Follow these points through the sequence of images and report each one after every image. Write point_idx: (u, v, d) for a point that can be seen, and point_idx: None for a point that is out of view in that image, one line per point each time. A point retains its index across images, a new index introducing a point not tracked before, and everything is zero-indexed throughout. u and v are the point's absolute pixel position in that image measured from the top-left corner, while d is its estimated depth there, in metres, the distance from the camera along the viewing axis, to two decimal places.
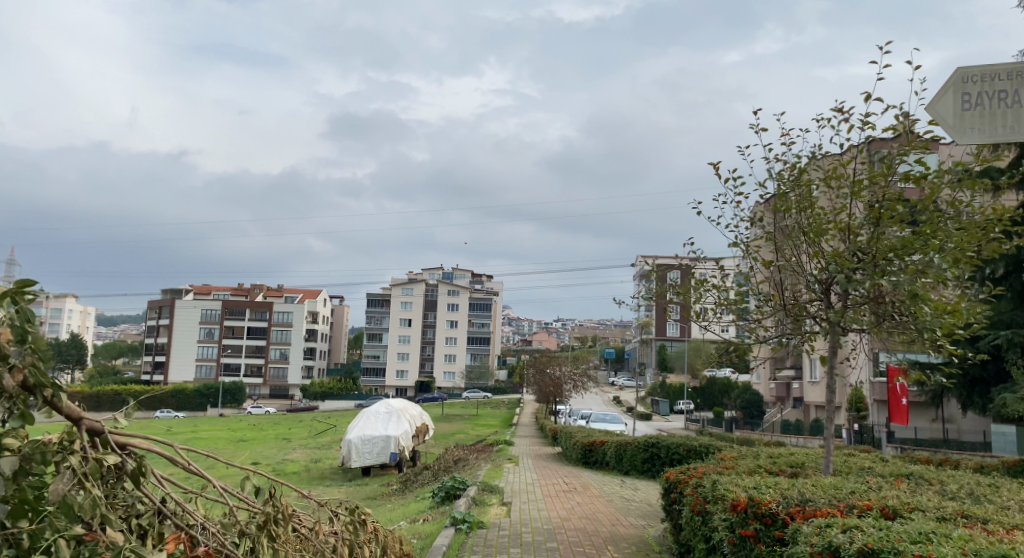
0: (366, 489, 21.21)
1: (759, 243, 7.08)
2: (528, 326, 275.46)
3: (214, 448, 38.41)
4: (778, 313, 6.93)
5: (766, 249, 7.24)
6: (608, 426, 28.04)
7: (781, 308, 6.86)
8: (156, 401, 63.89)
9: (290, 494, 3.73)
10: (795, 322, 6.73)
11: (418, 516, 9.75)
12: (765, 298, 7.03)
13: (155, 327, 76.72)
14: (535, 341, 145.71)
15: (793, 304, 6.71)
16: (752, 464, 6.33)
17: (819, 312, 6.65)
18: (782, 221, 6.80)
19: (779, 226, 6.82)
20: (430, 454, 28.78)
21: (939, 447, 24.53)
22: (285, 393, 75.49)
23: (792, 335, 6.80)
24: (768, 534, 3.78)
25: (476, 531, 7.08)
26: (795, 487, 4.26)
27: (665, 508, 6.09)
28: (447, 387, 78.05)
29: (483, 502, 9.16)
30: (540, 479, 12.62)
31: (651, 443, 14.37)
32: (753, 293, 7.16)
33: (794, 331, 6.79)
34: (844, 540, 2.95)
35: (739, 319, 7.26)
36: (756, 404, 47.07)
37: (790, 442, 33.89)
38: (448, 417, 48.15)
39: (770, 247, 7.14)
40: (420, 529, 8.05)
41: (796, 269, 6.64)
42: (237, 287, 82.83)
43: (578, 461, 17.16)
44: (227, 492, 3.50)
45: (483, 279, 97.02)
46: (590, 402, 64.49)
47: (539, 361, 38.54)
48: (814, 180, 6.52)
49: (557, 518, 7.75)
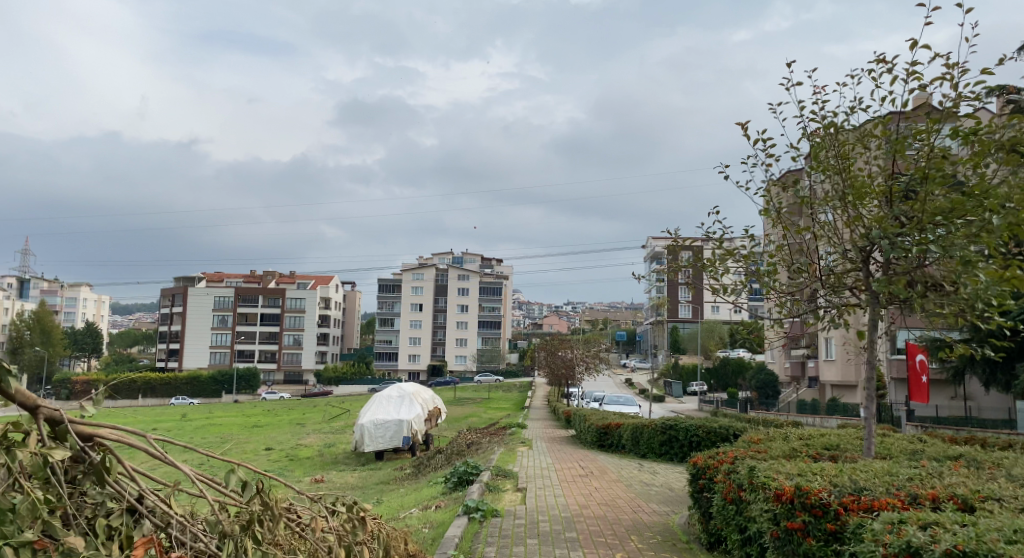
0: (379, 474, 21.03)
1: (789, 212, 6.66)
2: (539, 309, 275.25)
3: (229, 433, 38.52)
4: (811, 284, 6.50)
5: (800, 216, 6.75)
6: (622, 408, 27.68)
7: (815, 280, 6.41)
8: (171, 388, 64.03)
9: (280, 490, 3.34)
10: (831, 294, 6.29)
11: (429, 503, 9.39)
12: (800, 270, 6.56)
13: (169, 315, 77.16)
14: (546, 325, 145.59)
15: (827, 273, 6.29)
16: (789, 445, 5.96)
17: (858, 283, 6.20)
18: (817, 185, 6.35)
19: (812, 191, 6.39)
20: (443, 438, 28.57)
21: (960, 425, 23.98)
22: (299, 378, 75.70)
23: (828, 308, 6.34)
24: (824, 525, 3.34)
25: (490, 520, 6.71)
26: (844, 472, 3.85)
27: (692, 495, 5.71)
28: (459, 371, 77.99)
29: (497, 487, 8.79)
30: (556, 464, 12.21)
31: (669, 425, 13.96)
32: (787, 265, 6.69)
33: (830, 303, 6.33)
34: (926, 539, 2.56)
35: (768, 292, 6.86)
36: (772, 384, 44.87)
37: (806, 422, 33.40)
38: (460, 401, 47.99)
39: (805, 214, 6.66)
40: (433, 517, 7.67)
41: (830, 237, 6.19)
42: (249, 274, 83.06)
43: (592, 444, 16.77)
44: (208, 480, 3.18)
45: (493, 263, 96.76)
46: (602, 385, 64.25)
47: (551, 344, 38.15)
48: (852, 140, 6.06)
49: (575, 505, 7.35)
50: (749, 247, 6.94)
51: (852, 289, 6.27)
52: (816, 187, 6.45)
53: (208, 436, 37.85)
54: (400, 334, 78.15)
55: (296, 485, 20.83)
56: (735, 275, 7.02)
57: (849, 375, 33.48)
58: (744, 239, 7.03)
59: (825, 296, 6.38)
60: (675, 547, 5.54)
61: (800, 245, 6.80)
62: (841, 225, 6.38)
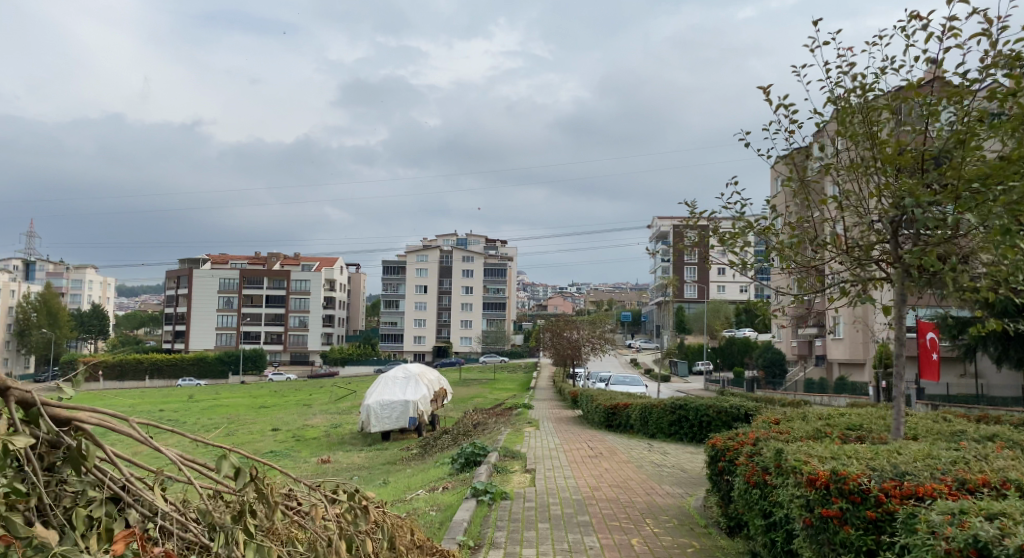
0: (385, 454, 20.98)
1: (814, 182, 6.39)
2: (543, 291, 275.00)
3: (235, 414, 38.63)
4: (836, 256, 6.25)
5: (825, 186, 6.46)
6: (628, 388, 27.55)
7: (842, 252, 6.14)
8: (178, 369, 65.02)
9: (274, 477, 3.10)
10: (857, 267, 6.03)
11: (436, 484, 9.22)
12: (826, 243, 6.29)
13: (174, 297, 77.35)
14: (551, 306, 145.59)
15: (853, 245, 6.03)
16: (811, 426, 5.75)
17: (886, 256, 5.93)
18: (842, 153, 6.08)
19: (837, 159, 6.12)
20: (449, 419, 28.49)
21: (968, 403, 23.83)
22: (305, 359, 75.88)
23: (854, 283, 6.08)
24: (865, 511, 3.09)
25: (499, 502, 6.50)
26: (879, 455, 3.60)
27: (711, 477, 5.48)
28: (464, 351, 78.03)
29: (505, 469, 8.60)
30: (564, 444, 12.01)
31: (679, 405, 13.74)
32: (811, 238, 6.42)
33: (856, 277, 6.06)
34: (991, 534, 2.32)
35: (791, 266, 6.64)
36: (779, 362, 44.45)
37: (814, 401, 33.26)
38: (466, 382, 48.03)
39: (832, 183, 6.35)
40: (440, 500, 7.49)
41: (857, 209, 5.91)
42: (254, 256, 83.01)
43: (600, 425, 16.60)
44: (197, 467, 2.99)
45: (498, 244, 96.51)
46: (607, 365, 64.19)
47: (556, 325, 37.92)
48: (881, 105, 5.74)
49: (587, 488, 7.12)
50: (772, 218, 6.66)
51: (879, 262, 6.01)
52: (841, 154, 6.16)
53: (214, 417, 37.96)
54: (405, 315, 78.14)
55: (303, 466, 20.77)
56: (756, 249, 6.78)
57: (857, 353, 33.24)
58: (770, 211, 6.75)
59: (851, 269, 6.11)
60: (693, 531, 5.30)
61: (824, 216, 6.55)
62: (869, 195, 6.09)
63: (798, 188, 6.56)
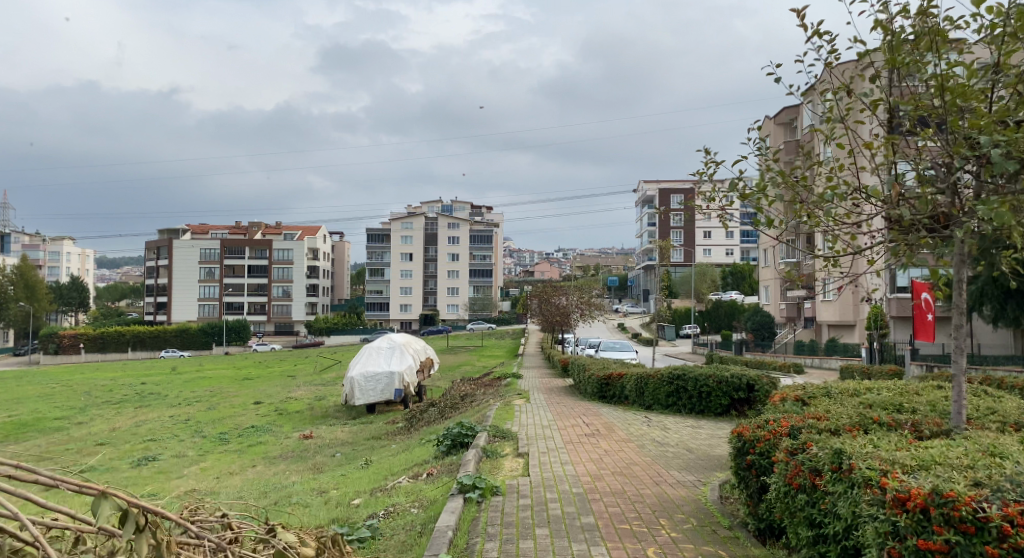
0: (370, 428, 20.33)
1: (858, 125, 5.59)
2: (530, 257, 274.09)
3: (218, 387, 37.92)
4: (883, 209, 5.43)
5: (872, 127, 5.58)
6: (619, 354, 27.02)
7: (888, 205, 5.34)
8: (161, 341, 63.90)
9: (164, 522, 2.25)
10: (907, 222, 5.23)
11: (419, 472, 8.52)
12: (868, 193, 5.47)
13: (155, 268, 75.94)
14: (538, 272, 145.34)
15: (905, 196, 5.24)
16: (848, 409, 5.04)
17: (938, 209, 5.19)
18: (893, 89, 5.29)
19: (884, 95, 5.32)
20: (437, 390, 27.88)
21: (964, 363, 23.49)
22: (289, 329, 74.79)
23: (906, 242, 5.27)
24: (984, 544, 2.40)
25: (490, 499, 5.71)
26: (972, 460, 2.88)
27: (737, 473, 4.74)
28: (451, 319, 77.43)
29: (496, 453, 7.91)
30: (558, 421, 11.22)
31: (676, 375, 13.08)
32: (852, 190, 5.55)
33: (907, 236, 5.27)
34: None
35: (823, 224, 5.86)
36: (768, 324, 42.22)
37: (805, 364, 32.99)
38: (453, 349, 47.53)
39: (881, 126, 5.47)
40: (423, 493, 6.74)
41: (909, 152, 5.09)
42: (235, 226, 81.43)
43: (593, 396, 15.85)
44: (79, 491, 2.22)
45: (483, 211, 95.63)
46: (594, 331, 63.98)
47: (544, 291, 37.19)
48: (941, 34, 4.88)
49: (586, 477, 6.36)
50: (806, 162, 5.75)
51: (932, 220, 5.28)
52: (892, 88, 5.29)
53: (196, 390, 37.25)
54: (391, 283, 77.14)
55: (284, 443, 20.05)
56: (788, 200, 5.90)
57: (847, 314, 32.97)
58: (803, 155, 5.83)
59: (897, 227, 5.34)
60: (717, 536, 4.52)
61: (865, 165, 5.72)
62: (921, 141, 5.25)
63: (834, 131, 5.74)
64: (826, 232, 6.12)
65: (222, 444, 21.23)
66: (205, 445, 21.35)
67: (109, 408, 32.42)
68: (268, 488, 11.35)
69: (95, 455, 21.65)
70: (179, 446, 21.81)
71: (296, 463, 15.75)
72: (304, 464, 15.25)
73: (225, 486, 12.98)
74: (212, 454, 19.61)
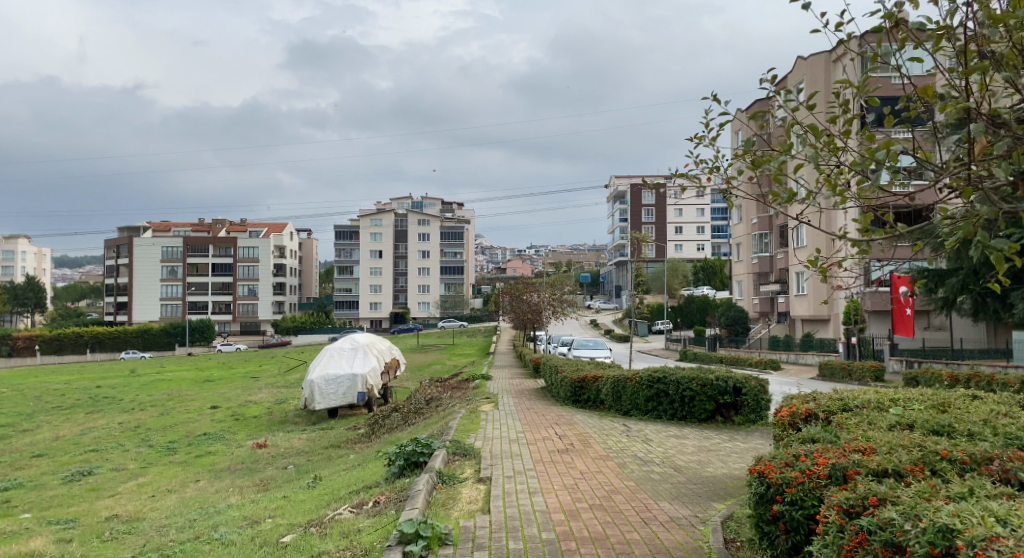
0: (330, 436, 18.98)
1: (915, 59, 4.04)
2: (502, 253, 272.90)
3: (177, 389, 36.08)
4: (949, 176, 3.88)
5: (947, 63, 3.98)
6: (593, 352, 26.00)
7: (962, 174, 3.79)
8: (121, 342, 61.12)
9: None
10: (989, 189, 3.68)
11: (364, 500, 7.23)
12: (928, 157, 3.90)
13: (114, 267, 73.25)
14: (510, 268, 144.46)
15: (982, 158, 3.69)
16: (892, 436, 3.92)
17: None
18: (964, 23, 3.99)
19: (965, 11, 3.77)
20: (403, 392, 26.57)
21: (943, 358, 22.84)
22: (255, 328, 72.42)
23: (984, 221, 3.72)
24: None
25: (439, 552, 4.48)
26: None
27: (759, 528, 3.58)
28: (422, 317, 75.83)
29: (453, 479, 6.68)
30: (525, 432, 9.99)
31: (657, 378, 11.99)
32: (909, 151, 3.97)
33: (989, 212, 3.71)
34: None
35: (859, 199, 4.28)
36: (742, 320, 41.39)
37: (780, 359, 32.38)
38: (423, 347, 46.27)
39: (958, 60, 3.88)
40: (359, 537, 5.48)
41: (988, 102, 3.76)
42: (197, 223, 78.89)
43: (566, 401, 14.64)
44: None
45: (454, 208, 94.39)
46: (568, 328, 63.07)
47: (516, 288, 36.02)
48: None
49: (562, 516, 5.16)
50: (852, 111, 4.14)
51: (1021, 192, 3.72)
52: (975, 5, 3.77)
53: (153, 393, 35.42)
54: (360, 281, 75.21)
55: (236, 452, 18.54)
56: (815, 164, 4.27)
57: (821, 309, 32.50)
58: (842, 101, 4.24)
59: (966, 204, 3.79)
60: None
61: (923, 116, 4.12)
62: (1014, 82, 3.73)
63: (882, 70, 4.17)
64: (857, 212, 4.54)
65: (168, 454, 19.67)
66: (150, 456, 19.69)
67: (58, 414, 30.41)
68: (197, 514, 9.87)
69: (29, 469, 19.82)
70: (121, 457, 20.09)
71: (243, 477, 14.38)
72: (251, 480, 13.82)
73: (155, 509, 11.45)
74: (155, 466, 17.97)
